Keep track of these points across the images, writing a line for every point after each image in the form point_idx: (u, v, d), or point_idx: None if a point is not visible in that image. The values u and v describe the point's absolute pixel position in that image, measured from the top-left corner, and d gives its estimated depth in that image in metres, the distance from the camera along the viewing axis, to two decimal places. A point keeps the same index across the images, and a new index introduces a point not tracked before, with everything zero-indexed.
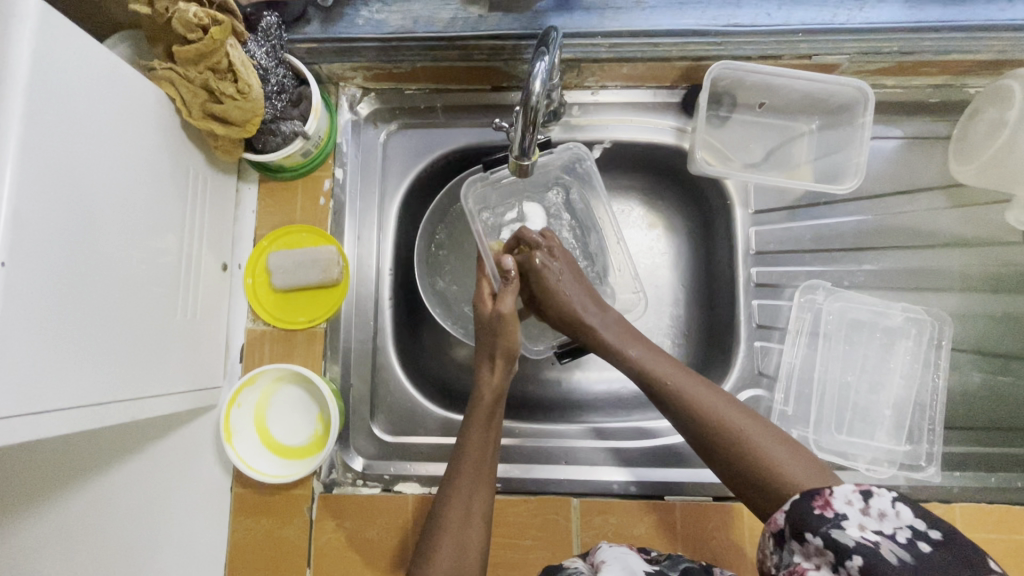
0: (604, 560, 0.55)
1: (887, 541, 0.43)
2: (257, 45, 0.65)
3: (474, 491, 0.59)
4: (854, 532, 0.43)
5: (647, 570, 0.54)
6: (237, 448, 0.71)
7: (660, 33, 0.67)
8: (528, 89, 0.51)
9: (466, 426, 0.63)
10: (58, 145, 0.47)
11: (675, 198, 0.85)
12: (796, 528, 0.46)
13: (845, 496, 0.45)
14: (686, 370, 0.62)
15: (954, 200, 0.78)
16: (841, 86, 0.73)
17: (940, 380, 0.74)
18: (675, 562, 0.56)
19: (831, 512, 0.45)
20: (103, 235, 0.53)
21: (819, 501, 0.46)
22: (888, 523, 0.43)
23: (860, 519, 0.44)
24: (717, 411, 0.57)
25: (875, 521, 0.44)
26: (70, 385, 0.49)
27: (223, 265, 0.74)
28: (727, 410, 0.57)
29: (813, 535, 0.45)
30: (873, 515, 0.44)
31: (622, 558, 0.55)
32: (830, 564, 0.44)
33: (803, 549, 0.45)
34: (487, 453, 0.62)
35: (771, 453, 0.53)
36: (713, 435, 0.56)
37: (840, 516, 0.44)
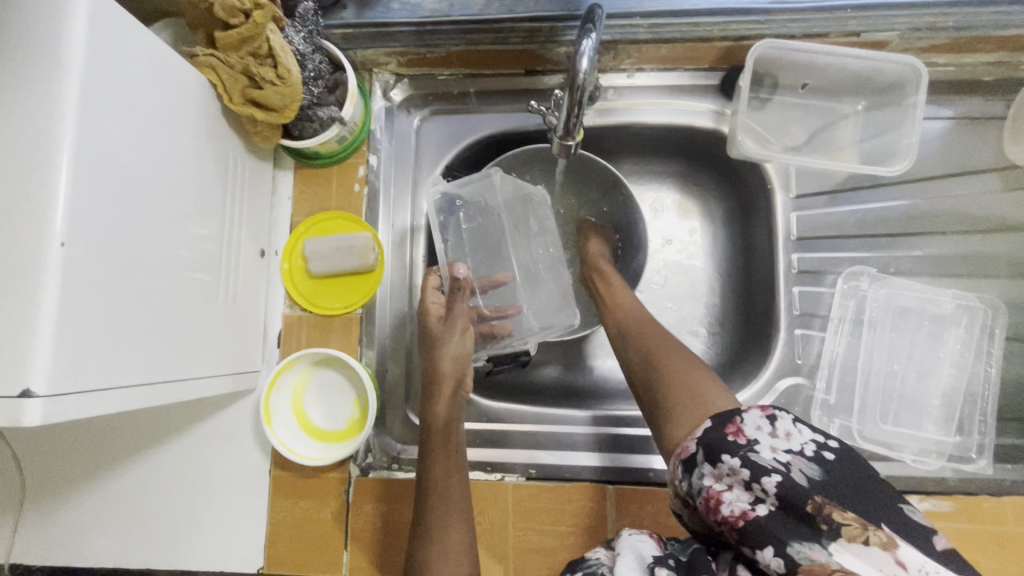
0: (620, 550, 0.52)
1: (797, 458, 0.45)
2: (296, 31, 0.65)
3: (447, 527, 0.59)
4: (767, 455, 0.45)
5: (660, 553, 0.51)
6: (277, 430, 0.72)
7: (701, 11, 0.65)
8: (574, 68, 0.51)
9: (425, 465, 0.63)
10: (112, 129, 0.48)
11: (713, 185, 0.84)
12: (710, 451, 0.47)
13: (756, 420, 0.47)
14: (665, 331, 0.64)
15: (1009, 183, 0.75)
16: (890, 65, 0.70)
17: (992, 369, 0.72)
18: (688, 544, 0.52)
19: (743, 437, 0.46)
20: (151, 219, 0.53)
21: (732, 427, 0.47)
22: (794, 441, 0.46)
23: (769, 442, 0.46)
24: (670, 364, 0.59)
25: (783, 441, 0.46)
26: (121, 367, 0.50)
27: (261, 251, 0.75)
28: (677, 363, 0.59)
29: (730, 457, 0.46)
30: (780, 435, 0.46)
31: (635, 546, 0.52)
32: (743, 483, 0.45)
33: (716, 471, 0.47)
34: (454, 479, 0.62)
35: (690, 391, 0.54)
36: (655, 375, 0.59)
37: (753, 441, 0.46)
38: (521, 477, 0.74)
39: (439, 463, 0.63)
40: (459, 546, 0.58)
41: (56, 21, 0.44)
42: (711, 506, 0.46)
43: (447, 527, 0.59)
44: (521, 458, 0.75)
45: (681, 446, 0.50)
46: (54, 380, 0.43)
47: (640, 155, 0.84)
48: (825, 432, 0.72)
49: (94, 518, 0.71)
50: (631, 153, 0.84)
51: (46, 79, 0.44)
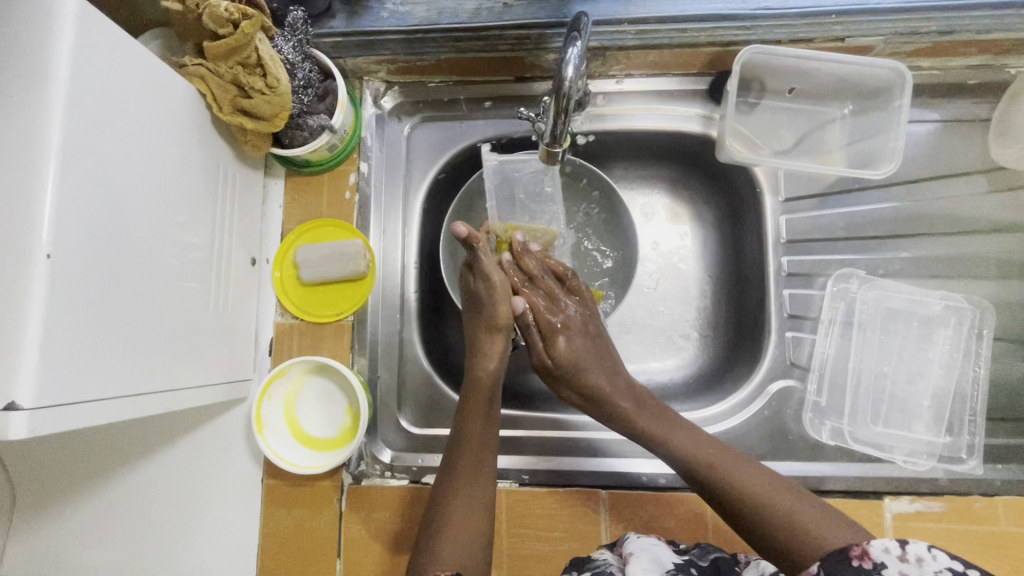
0: (632, 552, 0.58)
1: None
2: (285, 41, 0.66)
3: (471, 485, 0.61)
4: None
5: (674, 559, 0.57)
6: (268, 439, 0.71)
7: (687, 18, 0.66)
8: (560, 75, 0.51)
9: (460, 423, 0.65)
10: (100, 142, 0.48)
11: (702, 188, 0.84)
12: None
13: (883, 544, 0.44)
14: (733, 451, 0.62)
15: (994, 184, 0.76)
16: (875, 69, 0.71)
17: (981, 370, 0.72)
18: (704, 553, 0.59)
19: (869, 562, 0.44)
20: (140, 230, 0.54)
21: (856, 551, 0.45)
22: (929, 569, 0.42)
23: (898, 567, 0.42)
24: (758, 488, 0.56)
25: (914, 569, 0.42)
26: (111, 376, 0.50)
27: (252, 259, 0.75)
28: (770, 489, 0.56)
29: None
30: (911, 561, 0.42)
31: (652, 551, 0.57)
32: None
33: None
34: (484, 441, 0.64)
35: (802, 518, 0.52)
36: (744, 504, 0.56)
37: (880, 565, 0.43)
38: (514, 483, 0.74)
39: (472, 425, 0.64)
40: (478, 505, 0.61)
41: (40, 34, 0.44)
42: None
43: (472, 487, 0.61)
44: (514, 464, 0.75)
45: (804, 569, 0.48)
46: (40, 393, 0.43)
47: (630, 161, 0.84)
48: (816, 434, 0.72)
49: (81, 531, 0.70)
50: (621, 158, 0.84)
51: (33, 93, 0.44)
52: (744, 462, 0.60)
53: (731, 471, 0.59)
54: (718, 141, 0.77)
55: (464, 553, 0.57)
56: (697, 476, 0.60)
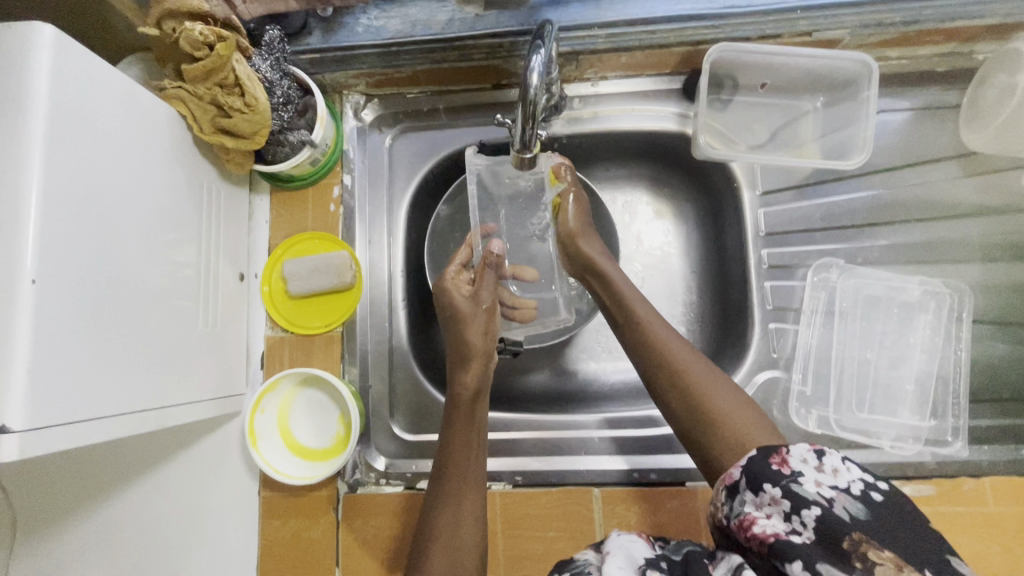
0: (610, 550, 0.52)
1: (841, 496, 0.45)
2: (262, 59, 0.67)
3: (462, 495, 0.60)
4: (810, 488, 0.46)
5: (649, 556, 0.51)
6: (262, 450, 0.73)
7: (656, 19, 0.67)
8: (526, 83, 0.52)
9: (447, 434, 0.64)
10: (82, 165, 0.49)
11: (681, 185, 0.85)
12: (754, 479, 0.48)
13: (802, 455, 0.47)
14: (670, 327, 0.65)
15: (968, 169, 0.77)
16: (844, 62, 0.72)
17: (962, 352, 0.73)
18: (679, 546, 0.53)
19: (788, 468, 0.47)
20: (126, 251, 0.55)
21: (776, 458, 0.48)
22: (842, 479, 0.46)
23: (815, 476, 0.46)
24: (689, 369, 0.60)
25: (830, 478, 0.46)
26: (103, 394, 0.51)
27: (240, 274, 0.77)
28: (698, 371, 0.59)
29: (772, 486, 0.47)
30: (827, 472, 0.46)
31: (627, 546, 0.52)
32: (784, 513, 0.46)
33: (757, 499, 0.48)
34: (470, 465, 0.62)
35: (725, 407, 0.56)
36: (671, 386, 0.59)
37: (797, 473, 0.47)
38: (507, 485, 0.75)
39: (460, 436, 0.63)
40: (472, 514, 0.59)
41: (17, 67, 0.45)
42: (745, 527, 0.47)
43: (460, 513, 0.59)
44: (506, 466, 0.76)
45: (725, 473, 0.52)
46: (32, 415, 0.44)
47: (610, 161, 0.86)
48: (803, 424, 0.73)
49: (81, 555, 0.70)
50: (601, 159, 0.85)
51: (13, 121, 0.45)
52: (678, 338, 0.63)
53: (668, 347, 0.62)
54: (693, 138, 0.78)
55: (457, 563, 0.56)
56: (638, 353, 0.64)
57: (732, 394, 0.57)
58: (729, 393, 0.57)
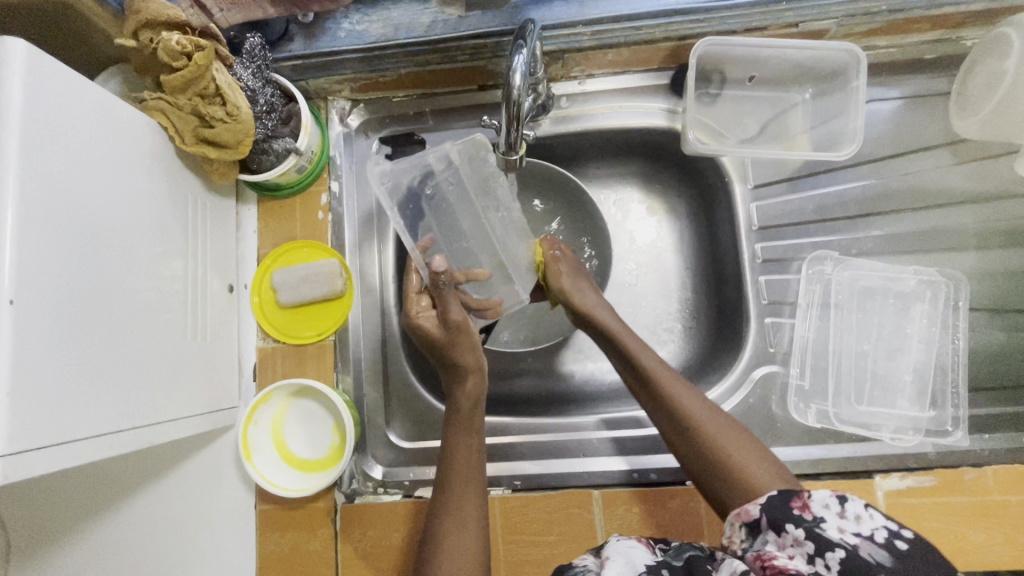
0: (609, 556, 0.52)
1: (866, 542, 0.45)
2: (244, 68, 0.66)
3: (464, 495, 0.61)
4: (833, 534, 0.46)
5: (649, 562, 0.51)
6: (257, 464, 0.72)
7: (640, 15, 0.67)
8: (509, 84, 0.51)
9: (450, 440, 0.65)
10: (61, 182, 0.49)
11: (672, 181, 0.85)
12: (775, 521, 0.48)
13: (823, 500, 0.47)
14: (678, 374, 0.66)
15: (959, 156, 0.76)
16: (831, 52, 0.72)
17: (960, 341, 0.72)
18: (681, 550, 0.53)
19: (810, 514, 0.47)
20: (110, 268, 0.54)
21: (798, 502, 0.48)
22: (866, 525, 0.46)
23: (838, 522, 0.46)
24: (700, 418, 0.61)
25: (853, 524, 0.46)
26: (90, 414, 0.50)
27: (229, 286, 0.76)
28: (710, 418, 0.61)
29: (795, 528, 0.47)
30: (850, 518, 0.46)
31: (627, 552, 0.52)
32: (806, 555, 0.46)
33: (779, 540, 0.48)
34: (472, 465, 0.63)
35: (741, 457, 0.57)
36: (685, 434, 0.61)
37: (819, 518, 0.47)
38: (507, 490, 0.74)
39: (463, 441, 0.64)
40: (476, 519, 0.59)
41: None
42: (763, 564, 0.47)
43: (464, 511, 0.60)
44: (505, 470, 0.75)
45: (742, 511, 0.52)
46: (15, 438, 0.43)
47: (599, 159, 0.85)
48: (802, 418, 0.72)
49: None
50: (590, 158, 0.85)
51: None
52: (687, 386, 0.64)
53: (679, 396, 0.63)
54: (682, 134, 0.77)
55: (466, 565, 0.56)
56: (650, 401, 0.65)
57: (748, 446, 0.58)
58: (742, 442, 0.58)
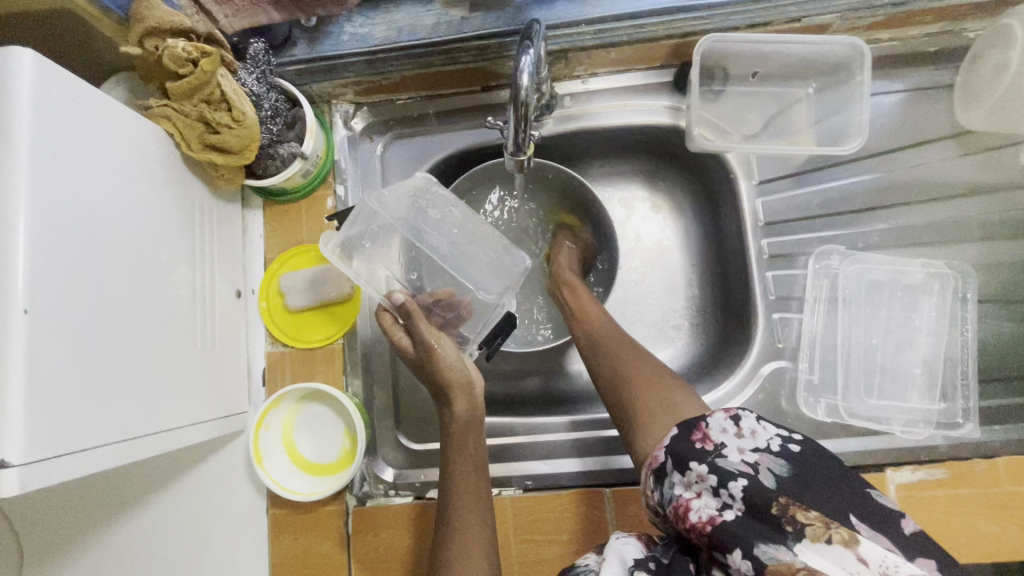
0: (606, 555, 0.52)
1: (762, 458, 0.47)
2: (248, 73, 0.66)
3: (468, 526, 0.59)
4: (733, 458, 0.47)
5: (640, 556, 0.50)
6: (268, 469, 0.72)
7: (643, 13, 0.67)
8: (516, 83, 0.51)
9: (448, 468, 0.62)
10: (70, 193, 0.49)
11: (677, 178, 0.85)
12: (679, 459, 0.49)
13: (721, 424, 0.49)
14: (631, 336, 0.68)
15: (965, 148, 0.76)
16: (834, 47, 0.72)
17: (969, 333, 0.72)
18: (668, 546, 0.52)
19: (710, 444, 0.48)
20: (121, 276, 0.54)
21: (699, 434, 0.49)
22: (760, 439, 0.48)
23: (736, 444, 0.48)
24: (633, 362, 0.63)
25: (749, 441, 0.48)
26: (102, 422, 0.50)
27: (237, 291, 0.76)
28: (641, 362, 0.63)
29: (698, 464, 0.48)
30: (746, 436, 0.48)
31: (621, 550, 0.51)
32: (712, 489, 0.46)
33: (685, 479, 0.48)
34: (473, 492, 0.61)
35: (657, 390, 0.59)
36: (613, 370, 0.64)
37: (719, 446, 0.48)
38: (518, 491, 0.74)
39: (462, 469, 0.62)
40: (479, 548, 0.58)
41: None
42: (681, 513, 0.47)
43: (466, 545, 0.58)
44: (517, 470, 0.75)
45: (652, 456, 0.52)
46: (29, 448, 0.43)
47: (604, 157, 0.85)
48: (812, 413, 0.72)
49: None
50: (595, 157, 0.85)
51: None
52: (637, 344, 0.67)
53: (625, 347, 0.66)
54: (687, 131, 0.77)
55: None
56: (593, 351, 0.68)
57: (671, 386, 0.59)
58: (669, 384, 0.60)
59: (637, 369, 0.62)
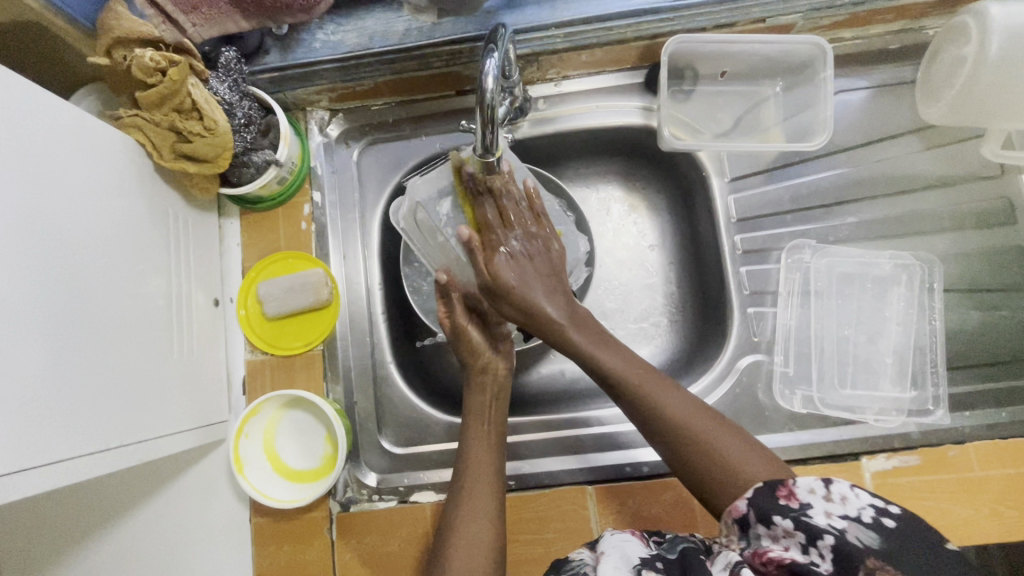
0: (604, 550, 0.54)
1: (853, 525, 0.45)
2: (220, 81, 0.66)
3: (478, 479, 0.61)
4: (821, 519, 0.45)
5: (643, 555, 0.53)
6: (250, 477, 0.72)
7: (611, 16, 0.68)
8: (482, 86, 0.52)
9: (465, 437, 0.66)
10: (40, 203, 0.49)
11: (652, 177, 0.86)
12: (762, 514, 0.48)
13: (809, 486, 0.47)
14: (658, 376, 0.62)
15: (927, 142, 0.78)
16: (799, 46, 0.73)
17: (937, 322, 0.74)
18: (675, 542, 0.56)
19: (796, 502, 0.47)
20: (94, 286, 0.54)
21: (783, 491, 0.48)
22: (852, 506, 0.46)
23: (824, 507, 0.46)
24: (685, 417, 0.57)
25: (839, 506, 0.46)
26: (75, 432, 0.49)
27: (215, 300, 0.76)
28: (691, 413, 0.58)
29: (783, 518, 0.47)
30: (835, 500, 0.46)
31: (621, 546, 0.54)
32: (800, 545, 0.46)
33: (771, 532, 0.47)
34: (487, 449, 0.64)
35: (723, 448, 0.54)
36: (665, 430, 0.58)
37: (806, 505, 0.46)
38: None
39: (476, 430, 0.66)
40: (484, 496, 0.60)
41: None
42: (762, 559, 0.47)
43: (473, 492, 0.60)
44: None
45: (731, 506, 0.51)
46: (2, 461, 0.42)
47: (579, 159, 0.86)
48: (788, 405, 0.74)
49: None
50: (570, 159, 0.86)
51: None
52: (670, 388, 0.61)
53: (663, 400, 0.59)
54: (658, 131, 0.79)
55: (476, 547, 0.56)
56: (626, 404, 0.61)
57: (734, 437, 0.55)
58: (730, 437, 0.55)
59: (688, 428, 0.56)
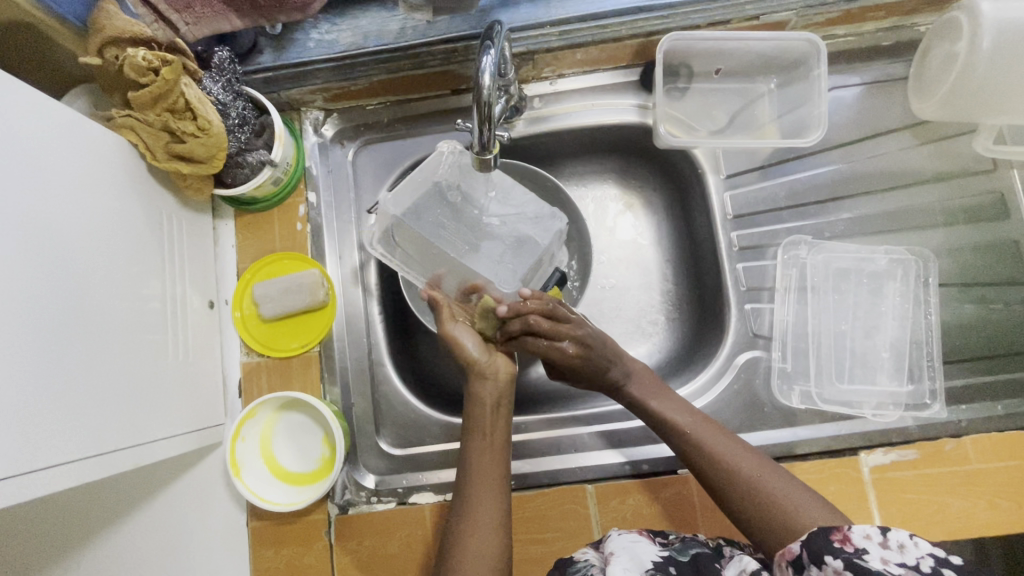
0: (613, 552, 0.56)
1: (910, 573, 0.43)
2: (214, 82, 0.65)
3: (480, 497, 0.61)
4: (876, 565, 0.44)
5: (655, 558, 0.55)
6: (247, 480, 0.71)
7: (606, 14, 0.69)
8: (479, 83, 0.52)
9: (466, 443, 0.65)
10: (32, 205, 0.48)
11: (648, 175, 0.86)
12: (814, 554, 0.48)
13: (864, 531, 0.46)
14: (716, 426, 0.66)
15: (920, 138, 0.79)
16: (792, 43, 0.74)
17: (932, 316, 0.75)
18: (685, 546, 0.57)
19: (851, 545, 0.46)
20: (88, 289, 0.53)
21: (839, 535, 0.47)
22: (910, 555, 0.44)
23: (880, 552, 0.44)
24: (745, 467, 0.61)
25: (897, 554, 0.44)
26: (66, 438, 0.48)
27: (209, 302, 0.75)
28: (750, 463, 0.61)
29: (834, 558, 0.46)
30: (893, 548, 0.44)
31: (631, 548, 0.56)
32: None
33: (821, 573, 0.47)
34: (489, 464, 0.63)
35: (780, 494, 0.57)
36: (719, 474, 0.62)
37: (861, 550, 0.45)
38: None
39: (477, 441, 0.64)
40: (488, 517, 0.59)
41: None
42: None
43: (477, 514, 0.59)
44: None
45: (786, 551, 0.52)
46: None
47: (575, 158, 0.86)
48: (787, 400, 0.74)
49: None
50: (566, 158, 0.86)
51: None
52: (726, 436, 0.65)
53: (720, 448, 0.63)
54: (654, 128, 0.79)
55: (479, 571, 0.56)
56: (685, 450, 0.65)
57: (791, 486, 0.58)
58: (787, 486, 0.59)
59: (745, 475, 0.60)
